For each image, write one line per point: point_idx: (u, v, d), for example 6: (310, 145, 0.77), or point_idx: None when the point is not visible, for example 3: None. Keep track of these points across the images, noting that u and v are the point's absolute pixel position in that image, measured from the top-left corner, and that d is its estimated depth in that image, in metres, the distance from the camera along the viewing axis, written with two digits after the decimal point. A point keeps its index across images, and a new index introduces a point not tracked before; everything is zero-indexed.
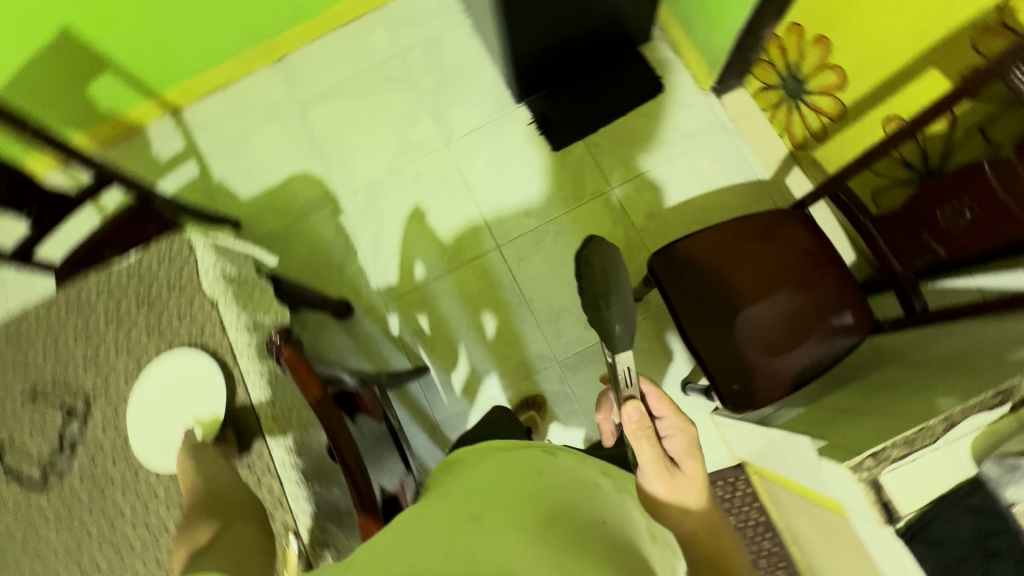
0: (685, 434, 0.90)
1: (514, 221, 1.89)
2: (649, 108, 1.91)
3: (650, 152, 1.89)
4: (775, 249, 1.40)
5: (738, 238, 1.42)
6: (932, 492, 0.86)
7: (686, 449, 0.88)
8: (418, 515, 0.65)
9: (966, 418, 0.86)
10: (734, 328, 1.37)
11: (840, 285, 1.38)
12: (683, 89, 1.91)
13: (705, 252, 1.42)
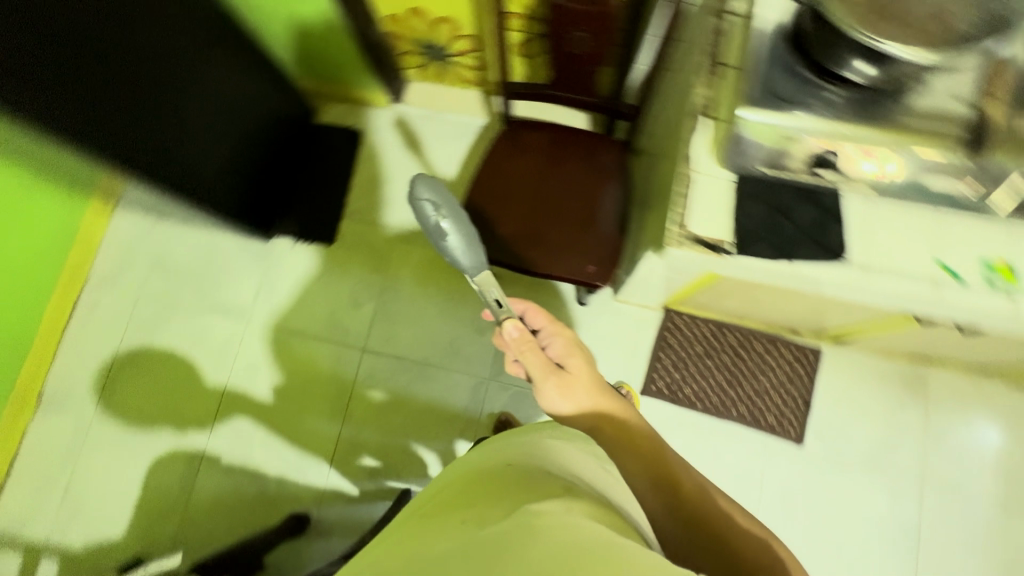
0: (566, 339, 0.96)
1: (401, 298, 1.86)
2: (367, 153, 1.96)
3: (377, 157, 1.96)
4: (539, 159, 1.45)
5: (517, 163, 1.43)
6: (726, 196, 0.91)
7: (574, 358, 0.93)
8: (407, 526, 0.75)
9: (699, 229, 0.89)
10: (553, 242, 1.38)
11: (591, 150, 1.46)
12: (370, 119, 1.98)
13: (508, 220, 1.39)
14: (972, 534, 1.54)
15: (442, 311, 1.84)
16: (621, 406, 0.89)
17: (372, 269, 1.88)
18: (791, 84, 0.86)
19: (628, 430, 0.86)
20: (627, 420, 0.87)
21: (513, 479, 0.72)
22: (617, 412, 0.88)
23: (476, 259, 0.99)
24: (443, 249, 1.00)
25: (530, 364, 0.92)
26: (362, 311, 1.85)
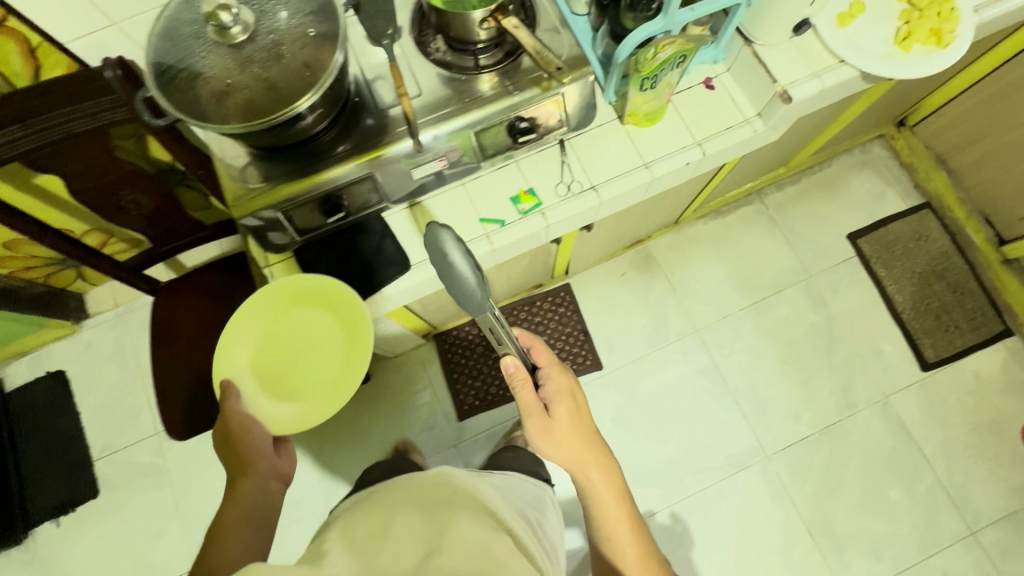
0: (568, 390, 0.97)
1: (199, 489, 1.69)
2: (81, 388, 1.78)
3: (89, 384, 1.78)
4: (194, 311, 1.35)
5: (175, 332, 1.33)
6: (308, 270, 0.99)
7: (569, 410, 0.95)
8: (426, 502, 0.64)
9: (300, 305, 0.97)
10: None
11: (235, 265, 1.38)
12: (61, 354, 1.80)
13: (204, 388, 1.30)
14: (754, 345, 1.76)
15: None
16: (598, 461, 0.95)
17: (156, 487, 1.70)
18: (261, 170, 0.88)
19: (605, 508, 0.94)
20: (604, 491, 0.94)
21: (476, 508, 0.65)
22: (604, 484, 0.94)
23: (479, 304, 0.72)
24: (458, 290, 0.72)
25: (551, 385, 0.97)
26: (171, 533, 1.66)
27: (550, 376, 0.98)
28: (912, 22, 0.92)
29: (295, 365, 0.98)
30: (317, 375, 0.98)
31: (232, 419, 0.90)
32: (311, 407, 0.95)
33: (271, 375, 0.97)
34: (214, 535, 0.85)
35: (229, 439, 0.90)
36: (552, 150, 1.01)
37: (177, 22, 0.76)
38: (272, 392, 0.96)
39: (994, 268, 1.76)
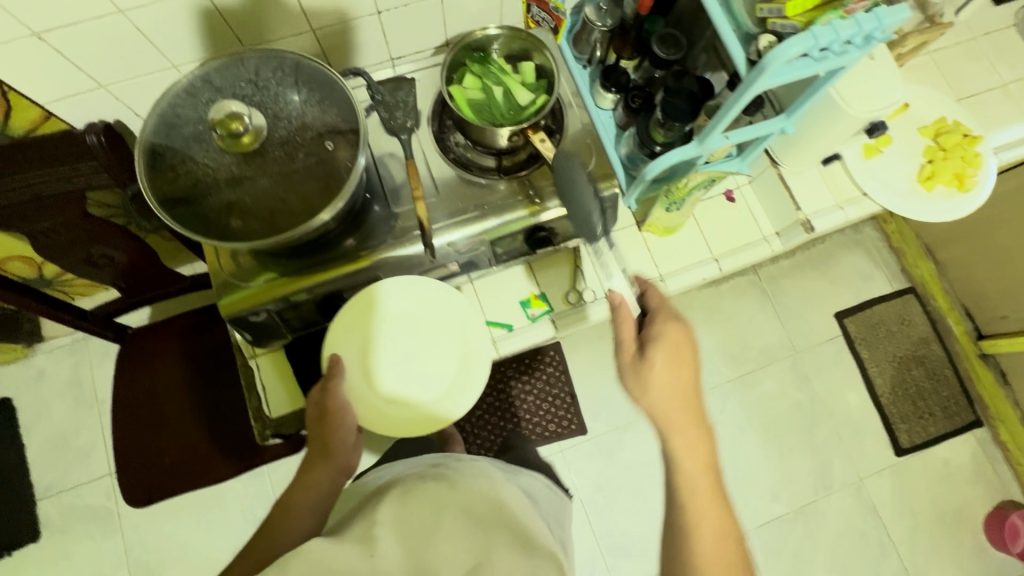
0: (686, 351, 0.70)
1: (150, 535, 1.57)
2: (29, 419, 1.64)
3: (38, 414, 1.65)
4: (154, 372, 1.24)
5: (140, 389, 1.23)
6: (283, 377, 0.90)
7: (674, 380, 0.68)
8: (477, 513, 0.65)
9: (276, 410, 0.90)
10: (221, 444, 1.22)
11: (195, 320, 1.27)
12: (10, 380, 1.67)
13: (167, 450, 1.21)
14: (736, 418, 1.77)
15: (204, 529, 1.58)
16: (695, 450, 0.67)
17: (103, 534, 1.57)
18: (255, 259, 0.79)
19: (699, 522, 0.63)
20: (696, 498, 0.64)
21: (522, 530, 0.65)
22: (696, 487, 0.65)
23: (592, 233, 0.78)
24: (576, 208, 0.76)
25: (663, 338, 0.69)
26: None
27: (662, 331, 0.70)
28: (935, 163, 0.92)
29: (408, 372, 0.85)
30: (425, 394, 0.84)
31: (328, 400, 0.78)
32: (422, 424, 0.83)
33: (379, 375, 0.84)
34: (282, 513, 0.72)
35: (324, 419, 0.77)
36: (567, 255, 0.97)
37: (175, 110, 0.67)
38: (380, 386, 0.84)
39: (970, 359, 1.80)
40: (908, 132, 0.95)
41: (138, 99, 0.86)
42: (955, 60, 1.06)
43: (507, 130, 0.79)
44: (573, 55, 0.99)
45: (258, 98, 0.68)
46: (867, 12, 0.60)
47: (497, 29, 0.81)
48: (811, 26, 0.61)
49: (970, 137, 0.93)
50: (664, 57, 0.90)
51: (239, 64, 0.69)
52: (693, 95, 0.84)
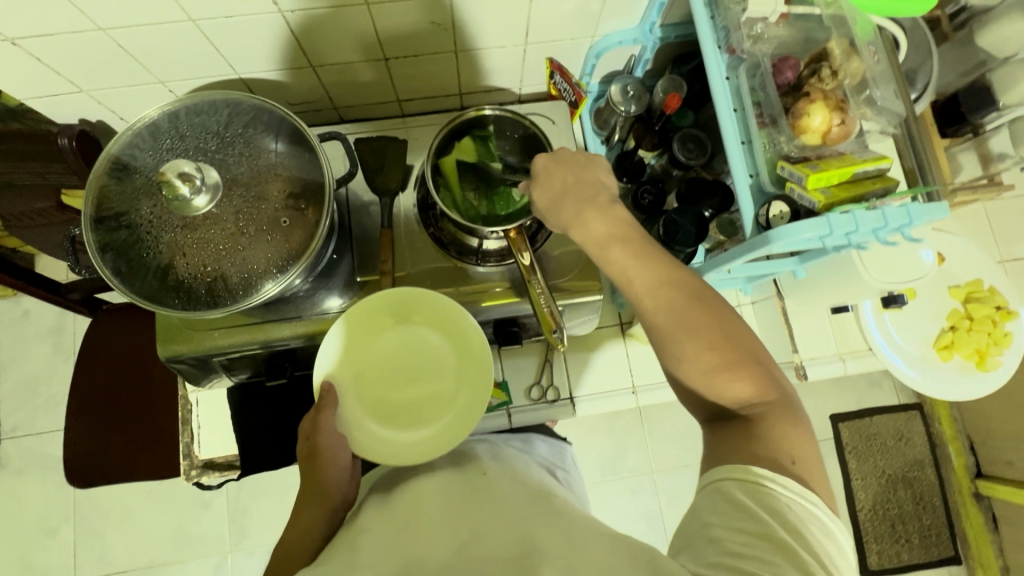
0: (625, 215, 0.59)
1: (92, 506, 1.51)
2: None
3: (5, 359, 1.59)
4: (104, 355, 1.16)
5: (102, 369, 1.16)
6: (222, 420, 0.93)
7: (623, 249, 0.57)
8: (455, 491, 0.58)
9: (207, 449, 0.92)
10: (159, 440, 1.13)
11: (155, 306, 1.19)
12: None
13: (115, 438, 1.13)
14: None
15: (155, 500, 1.52)
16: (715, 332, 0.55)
17: (57, 486, 1.53)
18: None
19: (692, 361, 0.54)
20: (689, 342, 0.54)
21: (512, 483, 0.59)
22: (683, 324, 0.54)
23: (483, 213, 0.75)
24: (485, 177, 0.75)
25: (587, 216, 0.59)
26: (60, 538, 1.49)
27: (592, 210, 0.59)
28: (957, 333, 0.84)
29: (404, 387, 0.72)
30: (418, 419, 0.71)
31: (317, 435, 0.64)
32: (423, 449, 0.68)
33: (376, 392, 0.71)
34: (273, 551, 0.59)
35: (314, 458, 0.63)
36: (537, 346, 0.92)
37: (136, 154, 0.64)
38: (377, 406, 0.71)
39: (963, 495, 1.60)
40: (935, 289, 0.88)
41: (125, 105, 0.81)
42: (1010, 214, 0.95)
43: (488, 230, 0.70)
44: (592, 128, 0.94)
45: (221, 153, 0.64)
46: (896, 207, 0.51)
47: (494, 109, 0.73)
48: (829, 211, 0.52)
49: (1003, 311, 0.85)
50: (683, 160, 0.81)
51: (211, 114, 0.65)
52: (700, 217, 0.77)
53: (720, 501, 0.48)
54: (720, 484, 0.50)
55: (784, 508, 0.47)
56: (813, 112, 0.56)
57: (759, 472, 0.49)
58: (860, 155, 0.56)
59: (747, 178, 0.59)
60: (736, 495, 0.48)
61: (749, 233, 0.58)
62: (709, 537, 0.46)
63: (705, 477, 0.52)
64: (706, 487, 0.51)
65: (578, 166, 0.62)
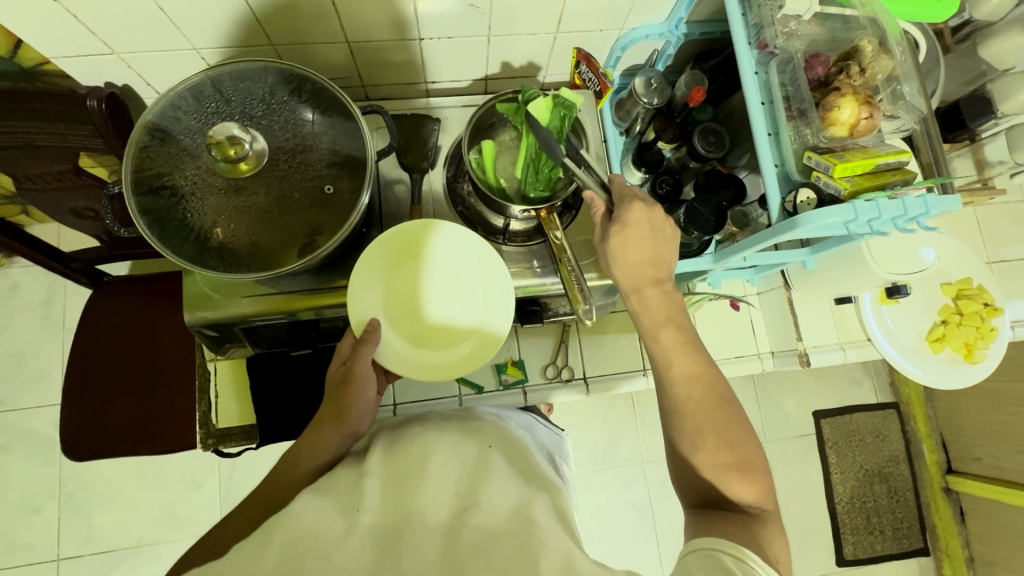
0: (680, 306, 0.69)
1: (77, 481, 1.47)
2: None
3: None
4: (108, 323, 1.14)
5: (102, 340, 1.13)
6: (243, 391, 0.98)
7: (674, 335, 0.66)
8: (459, 468, 0.60)
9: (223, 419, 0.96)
10: (168, 413, 1.13)
11: (162, 278, 1.18)
12: None
13: (115, 409, 1.12)
14: None
15: (144, 479, 1.48)
16: (728, 443, 0.61)
17: (42, 462, 1.48)
18: None
19: (704, 453, 0.60)
20: (709, 439, 0.60)
21: (514, 465, 0.63)
22: (706, 420, 0.61)
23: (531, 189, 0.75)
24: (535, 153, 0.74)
25: (647, 293, 0.68)
26: (45, 515, 1.45)
27: (654, 289, 0.68)
28: (949, 327, 0.90)
29: (430, 313, 0.72)
30: (448, 339, 0.72)
31: (350, 364, 0.67)
32: (459, 367, 0.71)
33: (403, 323, 0.71)
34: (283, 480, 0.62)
35: (344, 384, 0.66)
36: (554, 327, 1.00)
37: (180, 116, 0.65)
38: (405, 333, 0.71)
39: (934, 490, 1.66)
40: (928, 285, 0.93)
41: (153, 70, 0.81)
42: (996, 220, 1.02)
43: (518, 207, 0.73)
44: (613, 119, 0.96)
45: (266, 120, 0.65)
46: (915, 197, 0.55)
47: None
48: (856, 198, 0.56)
49: (990, 307, 0.90)
50: (703, 152, 0.84)
51: (256, 80, 0.66)
52: (721, 207, 0.80)
53: (711, 565, 0.51)
54: (711, 551, 0.52)
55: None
56: (844, 105, 0.60)
57: (750, 555, 0.52)
58: (882, 149, 0.60)
59: (775, 166, 0.63)
60: (726, 563, 0.51)
61: (776, 219, 0.61)
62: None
63: (687, 548, 0.55)
64: (696, 551, 0.53)
65: (661, 238, 0.69)
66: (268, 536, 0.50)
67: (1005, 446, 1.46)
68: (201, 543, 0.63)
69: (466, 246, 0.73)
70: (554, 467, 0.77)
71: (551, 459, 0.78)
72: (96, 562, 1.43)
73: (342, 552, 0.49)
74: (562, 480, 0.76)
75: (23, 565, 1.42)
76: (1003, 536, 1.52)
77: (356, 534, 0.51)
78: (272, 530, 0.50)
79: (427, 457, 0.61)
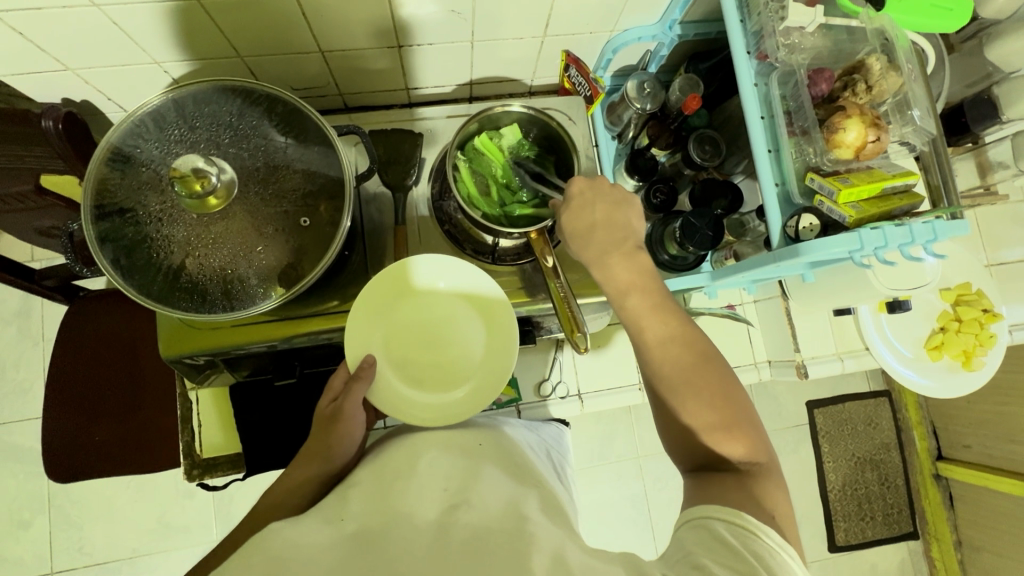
0: (648, 264, 0.62)
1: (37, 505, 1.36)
2: None
3: None
4: (87, 342, 1.06)
5: (80, 357, 1.06)
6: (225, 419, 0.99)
7: (641, 300, 0.60)
8: (448, 469, 0.57)
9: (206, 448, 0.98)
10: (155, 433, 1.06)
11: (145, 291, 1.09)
12: None
13: (98, 429, 1.04)
14: None
15: (136, 491, 1.37)
16: (710, 403, 0.55)
17: None
18: None
19: (691, 416, 0.56)
20: (691, 401, 0.56)
21: (505, 461, 0.61)
22: (690, 382, 0.56)
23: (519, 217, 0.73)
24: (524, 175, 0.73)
25: (611, 260, 0.61)
26: (35, 529, 1.34)
27: (616, 254, 0.61)
28: (948, 334, 0.92)
29: (427, 355, 0.71)
30: (445, 383, 0.70)
31: (341, 402, 0.64)
32: (449, 414, 0.69)
33: (401, 362, 0.70)
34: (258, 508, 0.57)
35: (333, 422, 0.63)
36: (547, 344, 1.03)
37: (141, 143, 0.60)
38: (405, 375, 0.70)
39: (923, 476, 1.51)
40: (927, 293, 0.95)
41: (110, 84, 0.75)
42: (997, 221, 1.00)
43: (508, 231, 0.70)
44: (604, 124, 0.92)
45: (234, 148, 0.61)
46: (923, 223, 0.53)
47: (521, 107, 0.73)
48: (860, 226, 0.53)
49: (989, 313, 0.91)
50: (698, 161, 0.80)
51: (223, 103, 0.62)
52: (717, 219, 0.76)
53: (706, 537, 0.47)
54: (706, 520, 0.49)
55: (767, 556, 0.45)
56: (849, 127, 0.57)
57: (750, 519, 0.48)
58: (888, 171, 0.58)
59: (776, 186, 0.60)
60: (721, 532, 0.47)
61: (776, 244, 0.59)
62: (693, 561, 0.44)
63: (683, 518, 0.52)
64: (691, 522, 0.50)
65: (612, 200, 0.63)
66: (246, 555, 0.45)
67: (995, 433, 1.34)
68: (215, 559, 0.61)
69: (453, 269, 0.72)
70: (556, 471, 0.73)
71: (552, 462, 0.74)
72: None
73: (328, 557, 0.44)
74: (565, 483, 0.72)
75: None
76: (993, 522, 1.38)
77: (341, 541, 0.47)
78: (261, 544, 0.46)
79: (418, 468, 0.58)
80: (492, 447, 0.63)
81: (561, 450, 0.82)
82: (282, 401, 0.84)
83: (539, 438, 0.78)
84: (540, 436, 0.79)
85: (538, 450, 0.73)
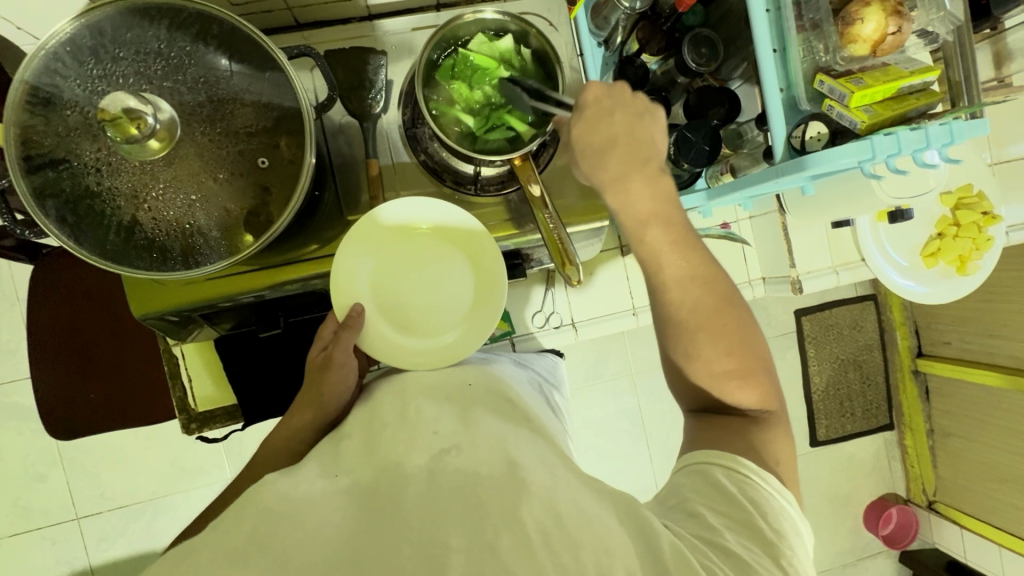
0: (670, 191, 0.56)
1: (45, 461, 1.38)
2: None
3: None
4: (63, 303, 1.02)
5: (59, 316, 1.02)
6: (213, 373, 0.96)
7: (663, 235, 0.55)
8: (446, 413, 0.57)
9: (200, 401, 0.97)
10: (147, 387, 1.05)
11: None
12: None
13: (92, 386, 1.03)
14: None
15: (142, 439, 1.39)
16: (734, 361, 0.55)
17: None
18: None
19: (706, 361, 0.55)
20: (707, 345, 0.55)
21: (495, 399, 0.60)
22: (705, 325, 0.54)
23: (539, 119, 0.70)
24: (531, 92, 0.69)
25: (632, 183, 0.55)
26: (52, 481, 1.38)
27: (638, 177, 0.55)
28: (945, 240, 0.94)
29: (416, 299, 0.68)
30: (434, 328, 0.68)
31: (331, 350, 0.64)
32: (435, 360, 0.67)
33: (389, 308, 0.68)
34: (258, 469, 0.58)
35: (324, 371, 0.64)
36: (539, 274, 1.01)
37: (59, 81, 0.52)
38: (393, 316, 0.68)
39: (902, 371, 1.56)
40: (928, 199, 0.95)
41: (15, 11, 0.65)
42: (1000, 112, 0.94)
43: (490, 159, 0.63)
44: (589, 27, 0.81)
45: (170, 81, 0.53)
46: (938, 124, 0.48)
47: (496, 14, 0.65)
48: (873, 132, 0.50)
49: (989, 216, 0.91)
50: (693, 66, 0.72)
51: (147, 26, 0.53)
52: (714, 132, 0.70)
53: (703, 484, 0.50)
54: (705, 467, 0.52)
55: (762, 502, 0.49)
56: (867, 18, 0.51)
57: (747, 466, 0.51)
58: (905, 67, 0.53)
59: (780, 92, 0.55)
60: (718, 479, 0.50)
61: (780, 155, 0.55)
62: (688, 508, 0.48)
63: (682, 463, 0.55)
64: (690, 468, 0.53)
65: (632, 112, 0.55)
66: (238, 511, 0.45)
67: (976, 328, 1.35)
68: (221, 505, 0.63)
69: (427, 210, 0.67)
70: (555, 407, 0.75)
71: (551, 401, 0.75)
72: (115, 519, 1.38)
73: (323, 508, 0.45)
74: (561, 418, 0.75)
75: (42, 527, 1.37)
76: (965, 410, 1.43)
77: (337, 492, 0.47)
78: (254, 497, 0.46)
79: (413, 409, 0.57)
80: (465, 393, 0.61)
81: (558, 383, 0.84)
82: (270, 350, 0.82)
83: (535, 376, 0.78)
84: (542, 374, 0.81)
85: (537, 387, 0.74)
